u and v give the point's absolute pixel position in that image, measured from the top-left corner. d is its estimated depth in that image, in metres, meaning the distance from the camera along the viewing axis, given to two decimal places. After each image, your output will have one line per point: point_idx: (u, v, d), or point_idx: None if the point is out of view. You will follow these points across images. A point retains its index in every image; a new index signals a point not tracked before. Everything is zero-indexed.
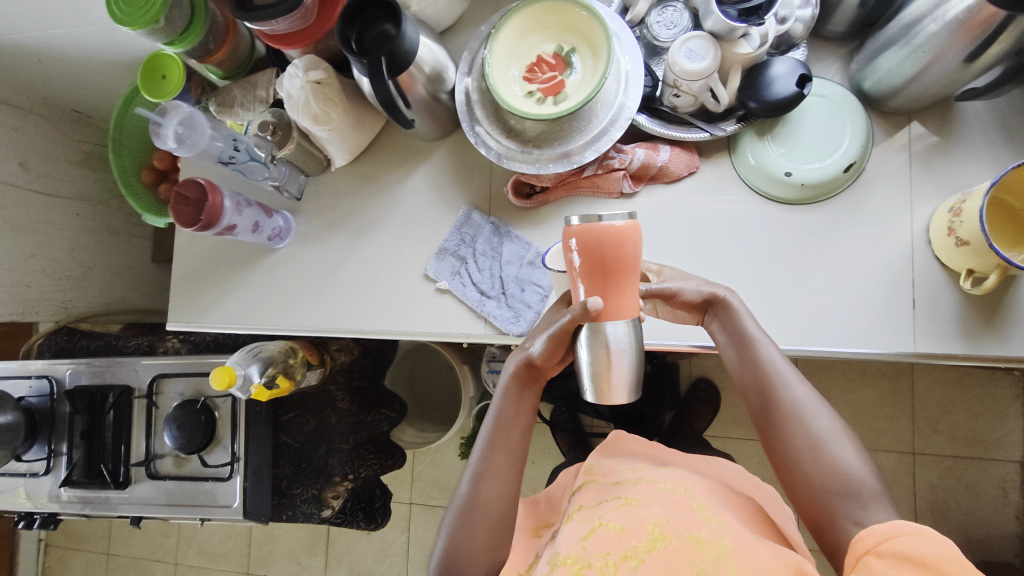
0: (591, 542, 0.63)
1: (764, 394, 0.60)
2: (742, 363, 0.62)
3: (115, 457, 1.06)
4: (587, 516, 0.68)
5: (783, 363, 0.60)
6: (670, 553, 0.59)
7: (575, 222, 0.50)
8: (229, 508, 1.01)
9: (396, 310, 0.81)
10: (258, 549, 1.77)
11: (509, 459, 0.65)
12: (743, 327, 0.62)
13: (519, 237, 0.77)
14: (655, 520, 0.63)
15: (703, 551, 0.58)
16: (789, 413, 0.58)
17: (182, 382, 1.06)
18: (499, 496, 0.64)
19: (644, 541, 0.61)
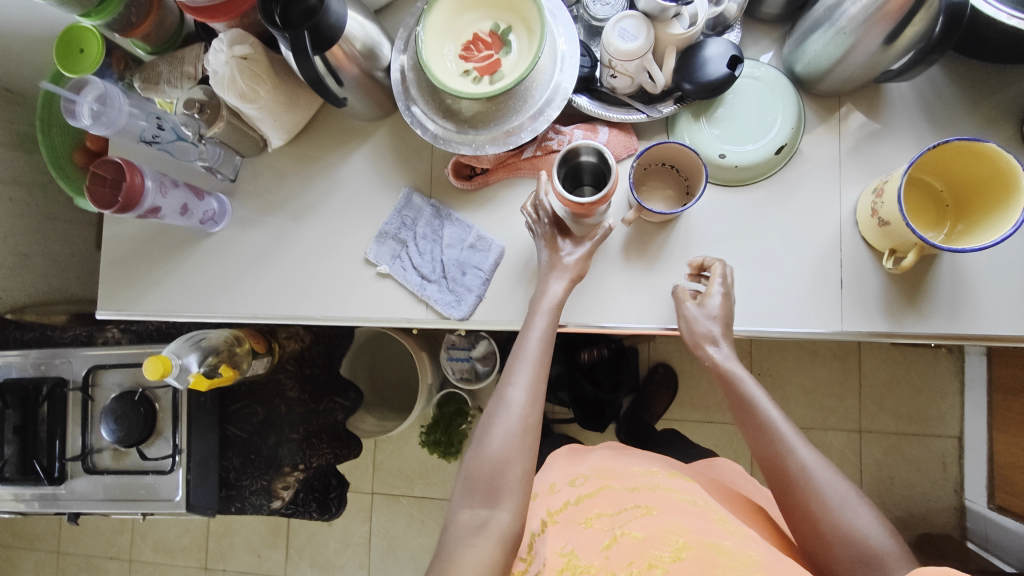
0: (615, 554, 0.62)
1: (769, 456, 0.61)
2: (749, 432, 0.64)
3: (50, 453, 1.02)
4: (607, 520, 0.68)
5: (786, 430, 0.62)
6: (695, 562, 0.58)
7: (574, 203, 0.59)
8: (171, 502, 0.98)
9: (337, 294, 0.79)
10: (216, 542, 1.73)
11: (541, 372, 0.64)
12: (745, 394, 0.64)
13: (460, 220, 0.76)
14: (676, 530, 0.62)
15: (727, 558, 0.57)
16: (799, 478, 0.58)
17: (120, 373, 1.02)
18: (531, 408, 0.63)
19: (669, 551, 0.60)
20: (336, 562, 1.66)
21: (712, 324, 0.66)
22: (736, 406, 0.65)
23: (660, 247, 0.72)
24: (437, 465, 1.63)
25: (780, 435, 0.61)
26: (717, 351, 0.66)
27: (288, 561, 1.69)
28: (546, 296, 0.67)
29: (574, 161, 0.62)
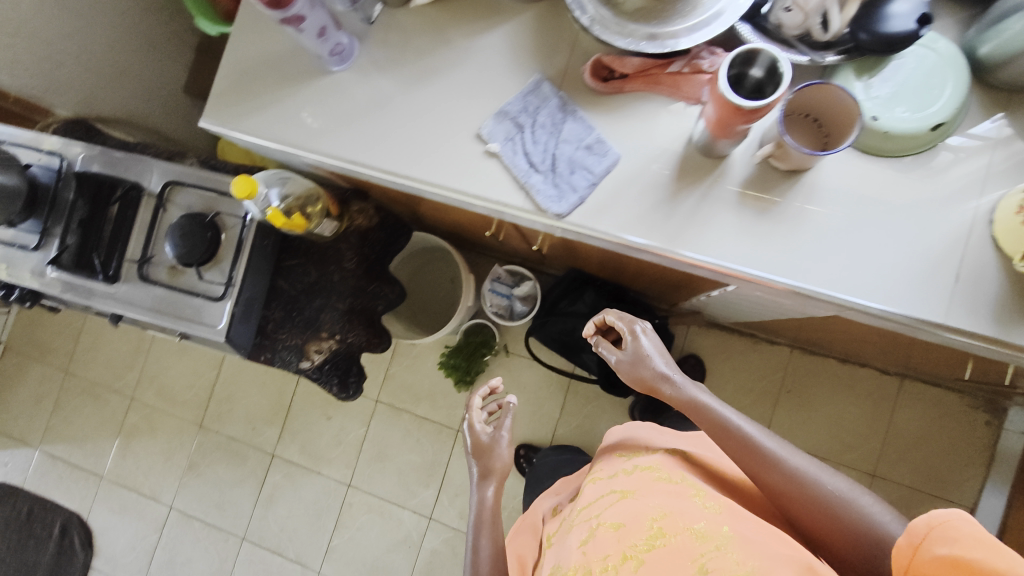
0: (593, 546, 0.71)
1: (754, 467, 0.72)
2: (729, 442, 0.75)
3: (112, 252, 1.04)
4: (592, 513, 0.76)
5: (763, 441, 0.73)
6: (670, 548, 0.66)
7: (720, 90, 0.56)
8: (212, 329, 0.99)
9: (439, 161, 0.78)
10: (216, 404, 1.78)
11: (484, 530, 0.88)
12: (720, 418, 0.77)
13: (584, 119, 0.74)
14: (654, 516, 0.70)
15: (703, 543, 0.65)
16: (790, 483, 0.69)
17: (195, 195, 1.04)
18: (495, 550, 0.86)
19: (645, 539, 0.68)
20: (325, 455, 1.69)
21: (643, 367, 0.84)
22: (712, 431, 0.77)
23: (779, 195, 0.70)
24: (446, 391, 1.65)
25: (759, 453, 0.72)
26: (672, 385, 0.82)
27: (279, 442, 1.72)
28: (478, 501, 0.91)
29: (744, 64, 0.60)
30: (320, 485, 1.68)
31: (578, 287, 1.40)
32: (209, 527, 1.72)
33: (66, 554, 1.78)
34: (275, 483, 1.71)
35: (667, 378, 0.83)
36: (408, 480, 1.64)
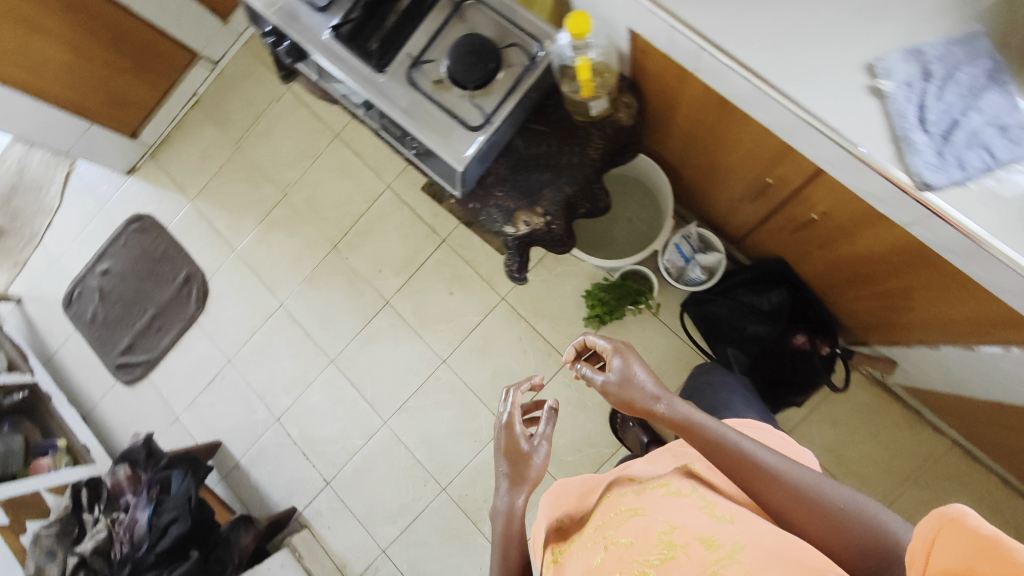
0: (607, 566, 0.67)
1: (753, 480, 0.73)
2: (731, 460, 0.75)
3: (391, 42, 1.02)
4: (605, 534, 0.73)
5: (770, 461, 0.73)
6: (683, 559, 0.63)
7: None
8: (453, 154, 0.96)
9: (807, 77, 0.69)
10: (357, 233, 1.81)
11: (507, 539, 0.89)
12: (722, 438, 0.76)
13: (1010, 96, 0.64)
14: (664, 531, 0.68)
15: (715, 552, 0.63)
16: (799, 496, 0.70)
17: (489, 21, 0.99)
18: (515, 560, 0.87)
19: (656, 553, 0.65)
20: (432, 324, 1.71)
21: (633, 394, 0.81)
22: (706, 450, 0.77)
23: None
24: (573, 320, 1.61)
25: (752, 462, 0.74)
26: (666, 404, 0.80)
27: (396, 293, 1.75)
28: (498, 506, 0.90)
29: None
30: (418, 348, 1.71)
31: (773, 281, 1.28)
32: (307, 337, 1.80)
33: (181, 302, 1.92)
34: (380, 327, 1.75)
35: (656, 398, 0.81)
36: (501, 383, 1.64)
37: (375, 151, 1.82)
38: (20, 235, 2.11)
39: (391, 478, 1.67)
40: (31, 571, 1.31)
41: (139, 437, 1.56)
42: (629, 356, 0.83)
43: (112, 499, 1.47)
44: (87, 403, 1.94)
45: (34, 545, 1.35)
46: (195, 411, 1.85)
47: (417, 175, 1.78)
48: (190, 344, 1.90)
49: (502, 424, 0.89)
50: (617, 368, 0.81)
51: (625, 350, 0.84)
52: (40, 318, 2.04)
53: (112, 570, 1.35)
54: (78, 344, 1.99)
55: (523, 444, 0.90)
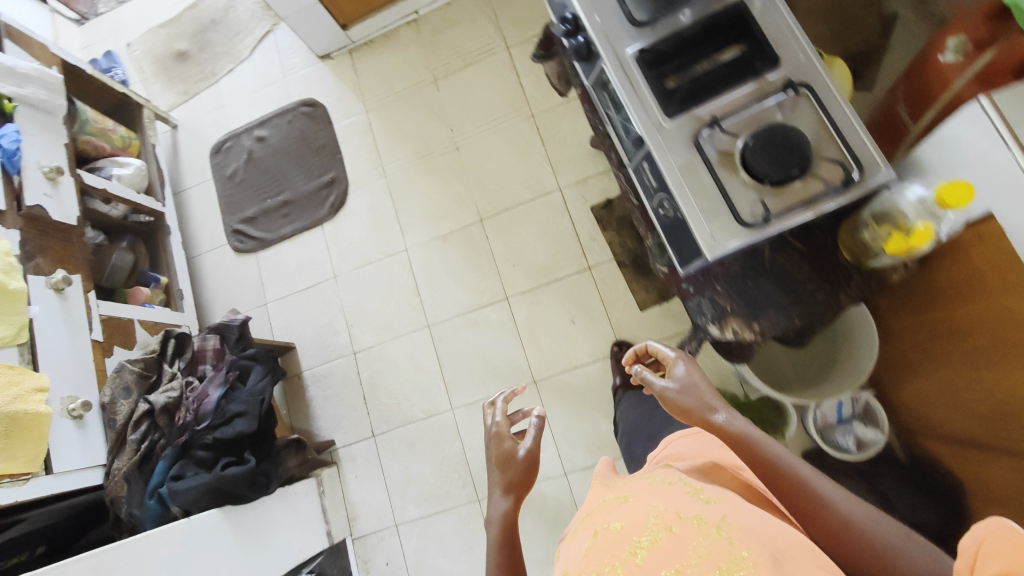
0: (592, 553, 0.52)
1: (800, 503, 0.65)
2: (763, 469, 0.68)
3: (694, 88, 0.94)
4: (592, 520, 0.59)
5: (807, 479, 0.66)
6: (671, 538, 0.50)
7: None
8: (704, 241, 0.88)
9: None
10: (508, 218, 1.73)
11: (499, 548, 0.82)
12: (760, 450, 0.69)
13: None
14: (650, 514, 0.54)
15: (703, 529, 0.51)
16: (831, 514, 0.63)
17: (811, 117, 0.87)
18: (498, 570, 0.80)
19: (644, 536, 0.51)
20: (540, 341, 1.64)
21: (686, 400, 0.77)
22: (756, 464, 0.68)
23: None
24: None
25: (810, 490, 0.65)
26: (723, 414, 0.74)
27: (519, 293, 1.68)
28: (490, 514, 0.86)
29: None
30: (515, 356, 1.65)
31: (940, 499, 1.12)
32: (415, 291, 1.77)
33: (316, 200, 1.91)
34: (488, 318, 1.69)
35: (712, 405, 0.75)
36: (579, 428, 1.57)
37: (563, 148, 1.73)
38: (201, 67, 2.14)
39: (434, 462, 1.64)
40: (105, 400, 1.33)
41: (236, 315, 1.57)
42: (692, 368, 0.82)
43: (193, 362, 1.49)
44: (193, 248, 1.99)
45: (115, 376, 1.37)
46: (284, 306, 1.87)
47: (594, 192, 1.68)
48: (306, 243, 1.89)
49: (491, 437, 0.92)
50: (676, 377, 0.80)
51: (682, 361, 0.84)
52: (187, 152, 2.08)
53: (170, 433, 1.37)
54: (209, 192, 2.03)
55: (515, 447, 0.90)
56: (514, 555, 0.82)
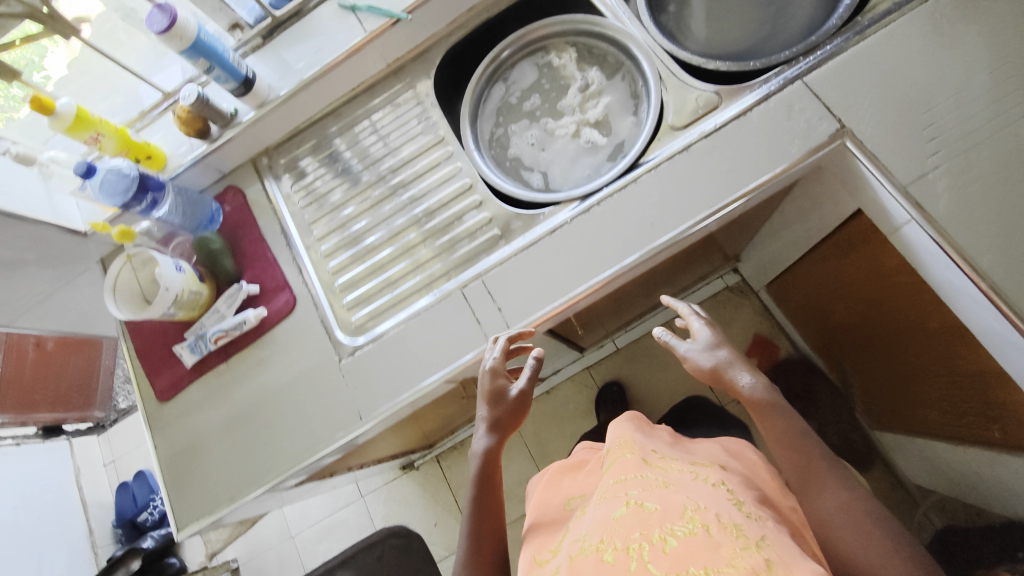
0: (621, 522, 0.62)
1: (809, 483, 0.66)
2: (785, 438, 0.69)
3: None
4: (626, 490, 0.67)
5: (828, 466, 0.66)
6: (705, 539, 0.56)
7: None
8: None
9: None
10: None
11: (477, 484, 0.79)
12: (778, 417, 0.70)
13: None
14: (691, 506, 0.61)
15: (738, 538, 0.55)
16: (834, 514, 0.62)
17: None
18: (490, 529, 0.77)
19: (681, 527, 0.58)
20: None
21: (711, 357, 0.75)
22: (772, 428, 0.70)
23: None
24: None
25: (819, 473, 0.66)
26: (746, 376, 0.72)
27: None
28: (474, 449, 0.80)
29: None
30: None
31: None
32: None
33: None
34: None
35: (736, 365, 0.73)
36: None
37: None
38: None
39: None
40: None
41: None
42: (714, 327, 0.79)
43: None
44: None
45: None
46: None
47: None
48: None
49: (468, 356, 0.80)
50: (697, 328, 0.78)
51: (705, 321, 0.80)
52: None
53: None
54: None
55: (506, 385, 0.78)
56: (493, 501, 0.78)
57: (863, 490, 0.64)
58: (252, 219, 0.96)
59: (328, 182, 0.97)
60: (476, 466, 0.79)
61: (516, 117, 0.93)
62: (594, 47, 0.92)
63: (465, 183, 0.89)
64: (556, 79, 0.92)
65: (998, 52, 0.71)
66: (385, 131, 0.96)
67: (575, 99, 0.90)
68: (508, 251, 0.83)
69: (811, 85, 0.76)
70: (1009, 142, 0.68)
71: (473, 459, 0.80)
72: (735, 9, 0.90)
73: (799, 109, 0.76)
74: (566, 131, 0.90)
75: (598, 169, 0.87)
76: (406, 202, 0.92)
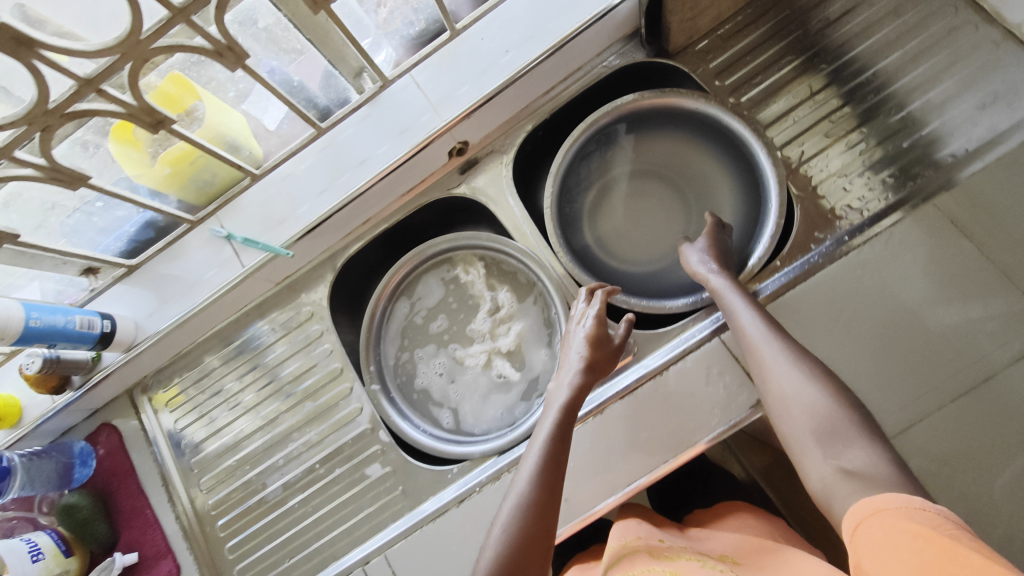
0: None
1: (745, 344, 0.62)
2: (737, 312, 0.64)
3: None
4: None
5: (754, 331, 0.62)
6: None
7: None
8: None
9: None
10: None
11: (565, 420, 0.62)
12: (726, 301, 0.66)
13: None
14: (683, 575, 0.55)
15: None
16: (766, 373, 0.59)
17: None
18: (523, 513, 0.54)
19: None
20: None
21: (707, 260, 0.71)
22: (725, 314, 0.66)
23: None
24: None
25: (756, 351, 0.61)
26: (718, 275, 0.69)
27: None
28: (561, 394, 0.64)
29: None
30: None
31: None
32: None
33: None
34: None
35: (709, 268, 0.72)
36: None
37: None
38: None
39: None
40: None
41: None
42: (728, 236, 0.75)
43: None
44: None
45: None
46: None
47: None
48: None
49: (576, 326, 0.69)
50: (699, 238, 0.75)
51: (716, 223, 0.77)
52: None
53: None
54: None
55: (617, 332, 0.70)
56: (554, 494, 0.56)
57: (786, 334, 0.61)
58: (130, 465, 0.85)
59: (219, 418, 0.86)
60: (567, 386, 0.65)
61: (422, 340, 0.84)
62: (503, 263, 0.84)
63: (363, 428, 0.80)
64: (463, 298, 0.84)
65: (934, 321, 0.64)
66: (280, 359, 0.86)
67: (485, 324, 0.82)
68: (410, 523, 0.73)
69: (728, 343, 0.70)
70: (936, 429, 0.61)
71: (566, 376, 0.66)
72: (649, 222, 0.84)
73: (717, 372, 0.69)
74: (475, 362, 0.81)
75: (511, 410, 0.79)
76: (300, 450, 0.82)
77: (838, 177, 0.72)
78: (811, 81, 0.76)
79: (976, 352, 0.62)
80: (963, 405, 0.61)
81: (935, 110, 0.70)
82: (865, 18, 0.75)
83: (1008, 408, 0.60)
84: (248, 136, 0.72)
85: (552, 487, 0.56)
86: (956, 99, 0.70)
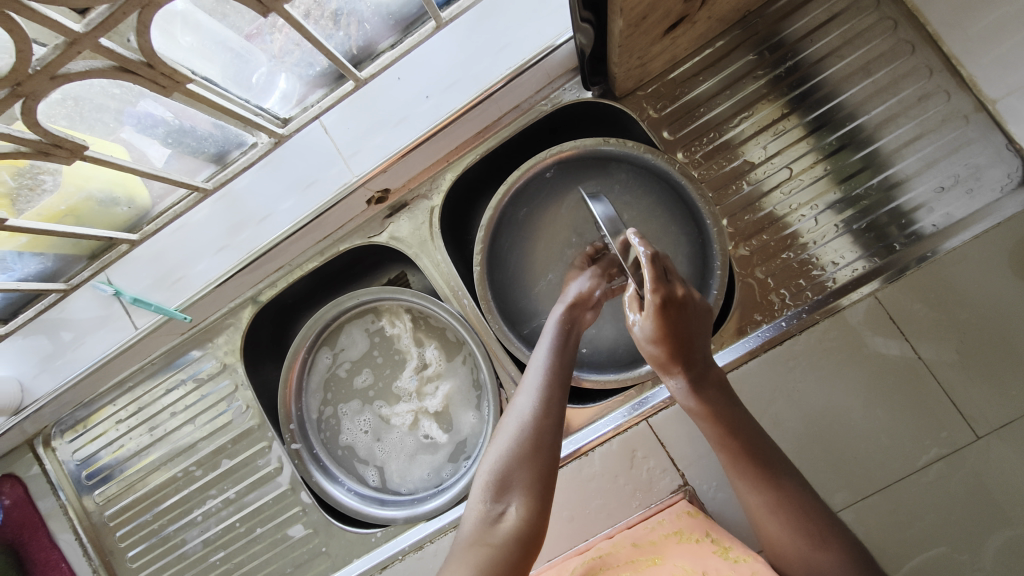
0: None
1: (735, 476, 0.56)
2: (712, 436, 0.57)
3: None
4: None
5: (735, 461, 0.55)
6: None
7: None
8: None
9: None
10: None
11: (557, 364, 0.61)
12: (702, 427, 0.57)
13: None
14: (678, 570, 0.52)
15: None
16: (761, 519, 0.54)
17: None
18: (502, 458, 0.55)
19: None
20: None
21: (657, 349, 0.58)
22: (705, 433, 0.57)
23: None
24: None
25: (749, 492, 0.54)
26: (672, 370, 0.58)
27: None
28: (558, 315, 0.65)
29: None
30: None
31: None
32: None
33: None
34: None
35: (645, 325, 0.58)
36: None
37: None
38: None
39: None
40: None
41: None
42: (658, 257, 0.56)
43: None
44: None
45: None
46: None
47: None
48: None
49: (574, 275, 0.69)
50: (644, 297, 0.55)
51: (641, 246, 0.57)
52: None
53: None
54: None
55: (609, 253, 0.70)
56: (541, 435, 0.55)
57: (775, 468, 0.54)
58: (39, 517, 0.80)
59: (130, 471, 0.81)
60: (558, 317, 0.65)
61: (346, 396, 0.80)
62: (430, 317, 0.80)
63: (284, 489, 0.77)
64: (389, 352, 0.80)
65: (862, 418, 0.61)
66: (192, 411, 0.80)
67: (411, 383, 0.78)
68: None
69: (656, 426, 0.68)
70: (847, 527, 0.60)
71: (558, 308, 0.66)
72: None
73: (642, 456, 0.67)
74: (401, 422, 0.78)
75: (438, 471, 0.76)
76: (220, 507, 0.79)
77: (785, 253, 0.68)
78: (769, 141, 0.69)
79: (898, 452, 0.60)
80: (874, 505, 0.60)
81: (894, 188, 0.66)
82: (838, 69, 0.68)
83: (928, 513, 0.59)
84: (125, 184, 0.61)
85: (550, 402, 0.58)
86: (918, 178, 0.65)
